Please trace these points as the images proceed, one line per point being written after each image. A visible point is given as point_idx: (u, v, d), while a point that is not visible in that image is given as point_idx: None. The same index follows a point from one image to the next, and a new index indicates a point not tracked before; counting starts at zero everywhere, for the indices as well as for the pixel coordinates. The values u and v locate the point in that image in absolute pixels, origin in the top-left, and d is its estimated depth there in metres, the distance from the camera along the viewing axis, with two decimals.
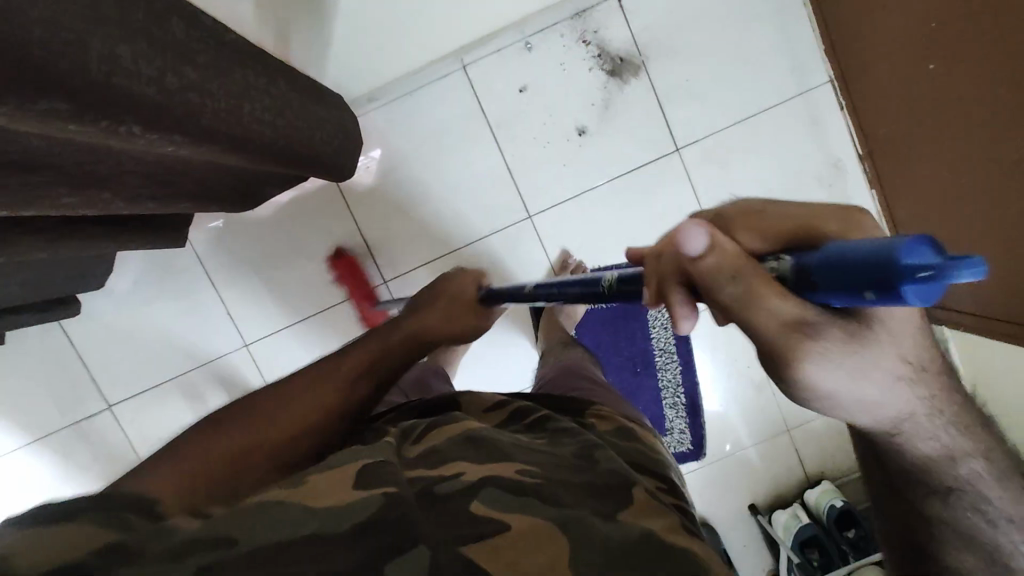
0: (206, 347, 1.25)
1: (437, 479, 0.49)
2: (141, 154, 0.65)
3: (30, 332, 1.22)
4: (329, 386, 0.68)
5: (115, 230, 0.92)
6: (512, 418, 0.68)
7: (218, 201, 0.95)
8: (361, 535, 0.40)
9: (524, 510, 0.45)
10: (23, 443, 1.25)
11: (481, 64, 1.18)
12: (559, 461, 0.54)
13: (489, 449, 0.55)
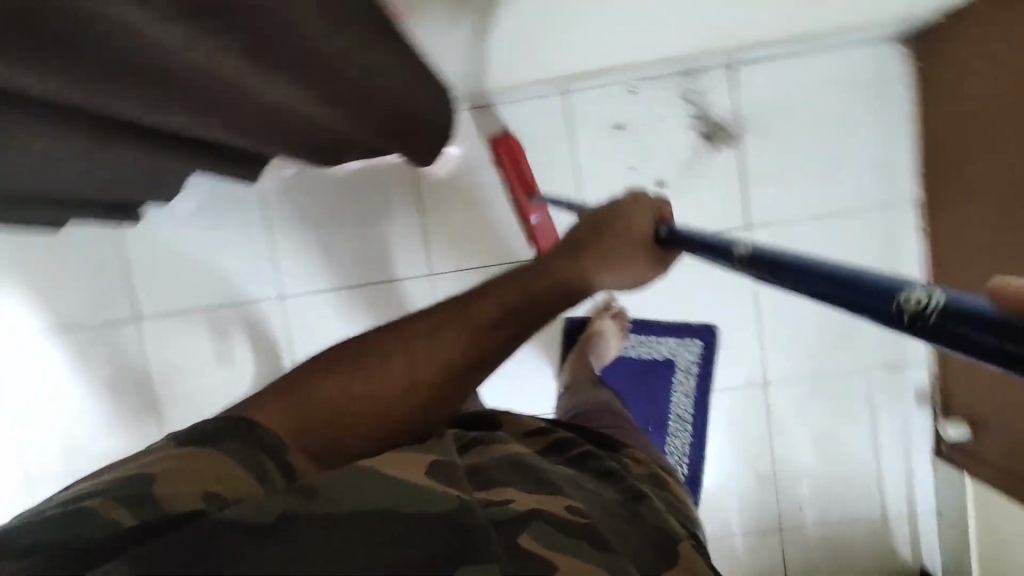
0: (243, 288, 1.27)
1: (487, 500, 0.52)
2: (262, 91, 0.67)
3: (85, 227, 1.24)
4: (457, 337, 0.63)
5: (201, 154, 0.95)
6: (553, 447, 0.69)
7: (304, 153, 0.97)
8: (437, 524, 0.45)
9: (572, 551, 0.47)
10: (44, 328, 1.27)
11: (583, 94, 1.20)
12: (603, 503, 0.58)
13: (536, 475, 0.59)
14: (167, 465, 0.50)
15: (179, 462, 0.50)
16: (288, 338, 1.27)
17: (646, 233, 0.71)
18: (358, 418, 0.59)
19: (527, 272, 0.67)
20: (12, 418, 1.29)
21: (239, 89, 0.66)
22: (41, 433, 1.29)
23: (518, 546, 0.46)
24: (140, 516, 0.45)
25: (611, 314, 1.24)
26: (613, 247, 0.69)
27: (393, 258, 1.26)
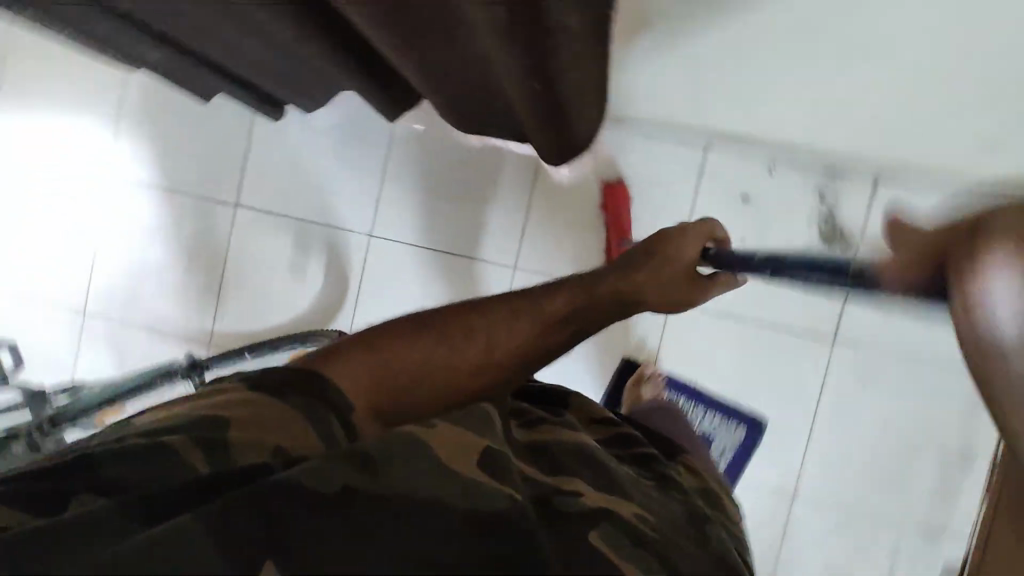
0: (339, 213, 1.30)
1: (557, 490, 0.51)
2: (477, 33, 0.70)
3: (224, 106, 1.30)
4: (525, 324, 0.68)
5: (370, 78, 0.99)
6: (618, 443, 0.68)
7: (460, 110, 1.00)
8: (483, 535, 0.43)
9: (639, 562, 0.46)
10: (153, 182, 1.33)
11: (721, 155, 1.20)
12: (666, 518, 0.54)
13: (602, 472, 0.56)
14: (242, 412, 0.51)
15: (250, 411, 0.51)
16: (361, 277, 1.30)
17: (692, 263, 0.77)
18: (422, 390, 0.62)
19: (592, 279, 0.73)
20: (89, 251, 1.35)
21: (460, 22, 0.69)
22: (108, 275, 1.34)
23: (584, 542, 0.45)
24: (214, 465, 0.47)
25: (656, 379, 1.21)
26: (673, 274, 0.75)
27: (485, 237, 1.28)
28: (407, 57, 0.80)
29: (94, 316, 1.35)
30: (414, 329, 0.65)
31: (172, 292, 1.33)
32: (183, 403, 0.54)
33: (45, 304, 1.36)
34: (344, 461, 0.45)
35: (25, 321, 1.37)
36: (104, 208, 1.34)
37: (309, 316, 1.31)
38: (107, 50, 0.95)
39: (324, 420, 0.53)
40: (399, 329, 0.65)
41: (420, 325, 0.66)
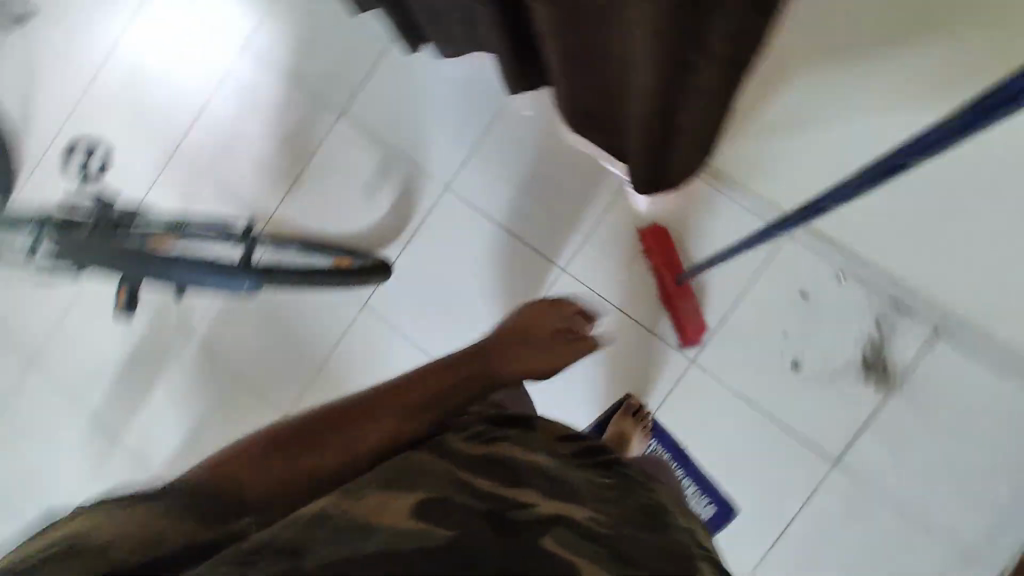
0: (429, 158, 1.36)
1: (512, 506, 0.55)
2: (634, 34, 0.73)
3: (372, 22, 1.37)
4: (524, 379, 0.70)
5: (513, 43, 1.03)
6: (584, 453, 0.73)
7: (577, 102, 1.04)
8: (432, 561, 0.46)
9: (590, 552, 0.51)
10: (281, 64, 1.42)
11: (799, 247, 1.19)
12: (618, 514, 0.60)
13: (558, 485, 0.61)
14: (132, 523, 0.53)
15: (138, 519, 0.54)
16: (421, 221, 1.35)
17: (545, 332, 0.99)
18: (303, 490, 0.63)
19: (443, 369, 0.81)
20: (202, 101, 1.44)
21: (625, 16, 0.72)
22: (209, 124, 1.44)
23: (539, 545, 0.50)
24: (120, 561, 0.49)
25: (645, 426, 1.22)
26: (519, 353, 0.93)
27: (548, 234, 1.31)
28: (559, 35, 0.84)
29: (182, 155, 1.45)
30: (259, 455, 0.64)
31: (255, 164, 1.42)
32: (41, 538, 0.54)
33: (146, 131, 1.46)
34: (279, 553, 0.47)
35: (124, 133, 1.48)
36: (232, 66, 1.44)
37: (361, 236, 1.37)
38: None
39: (208, 516, 0.56)
40: (230, 462, 0.63)
41: (272, 446, 0.65)
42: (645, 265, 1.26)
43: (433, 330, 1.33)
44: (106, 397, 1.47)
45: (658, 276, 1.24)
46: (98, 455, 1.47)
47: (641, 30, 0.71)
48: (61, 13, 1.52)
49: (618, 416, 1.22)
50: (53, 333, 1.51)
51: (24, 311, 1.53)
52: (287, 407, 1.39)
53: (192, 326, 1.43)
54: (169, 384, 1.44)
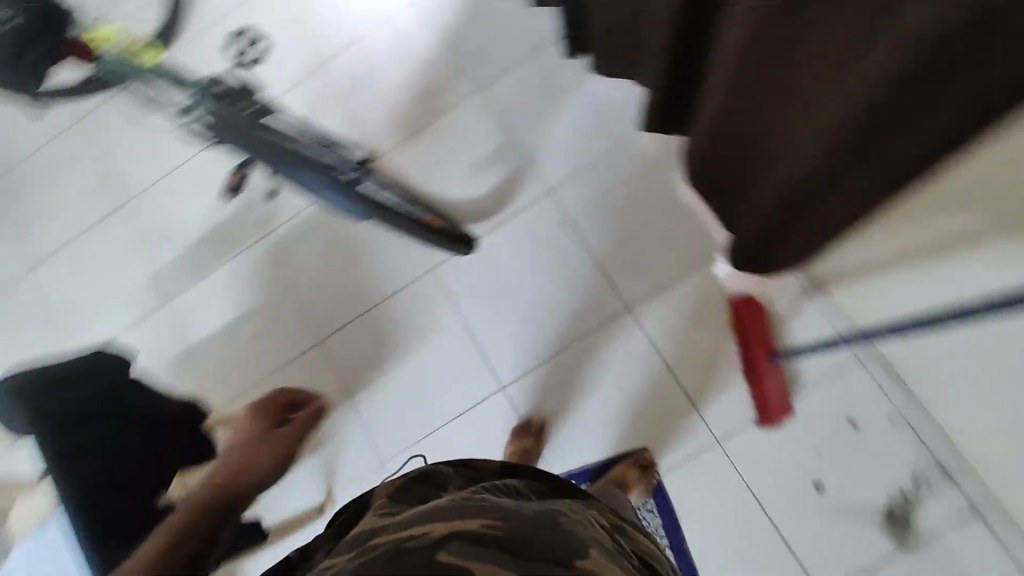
0: (544, 157, 1.39)
1: (409, 540, 0.63)
2: (806, 131, 0.75)
3: (543, 16, 1.43)
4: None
5: (676, 83, 1.05)
6: (493, 488, 0.80)
7: (714, 160, 1.05)
8: None
9: (475, 558, 0.60)
10: (446, 26, 1.48)
11: (867, 378, 1.17)
12: (519, 516, 0.68)
13: (458, 507, 0.69)
14: None
15: None
16: (514, 212, 1.38)
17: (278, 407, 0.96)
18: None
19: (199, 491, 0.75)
20: (362, 32, 1.52)
21: (804, 112, 0.74)
22: (360, 53, 1.52)
23: (436, 563, 0.58)
24: None
25: (644, 479, 1.22)
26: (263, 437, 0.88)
27: (627, 269, 1.33)
28: (727, 100, 0.86)
29: (327, 72, 1.53)
30: None
31: (386, 106, 1.48)
32: None
33: (304, 41, 1.55)
34: None
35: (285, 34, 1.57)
36: (401, 10, 1.51)
37: (454, 205, 1.41)
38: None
39: None
40: None
41: None
42: (732, 330, 1.26)
43: (485, 315, 1.36)
44: (175, 259, 1.56)
45: (744, 347, 1.22)
46: (148, 307, 1.55)
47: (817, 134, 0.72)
48: None
49: (620, 463, 1.24)
50: (153, 185, 1.61)
51: (137, 156, 1.64)
52: (327, 332, 1.44)
53: (272, 227, 1.50)
54: (233, 269, 1.52)
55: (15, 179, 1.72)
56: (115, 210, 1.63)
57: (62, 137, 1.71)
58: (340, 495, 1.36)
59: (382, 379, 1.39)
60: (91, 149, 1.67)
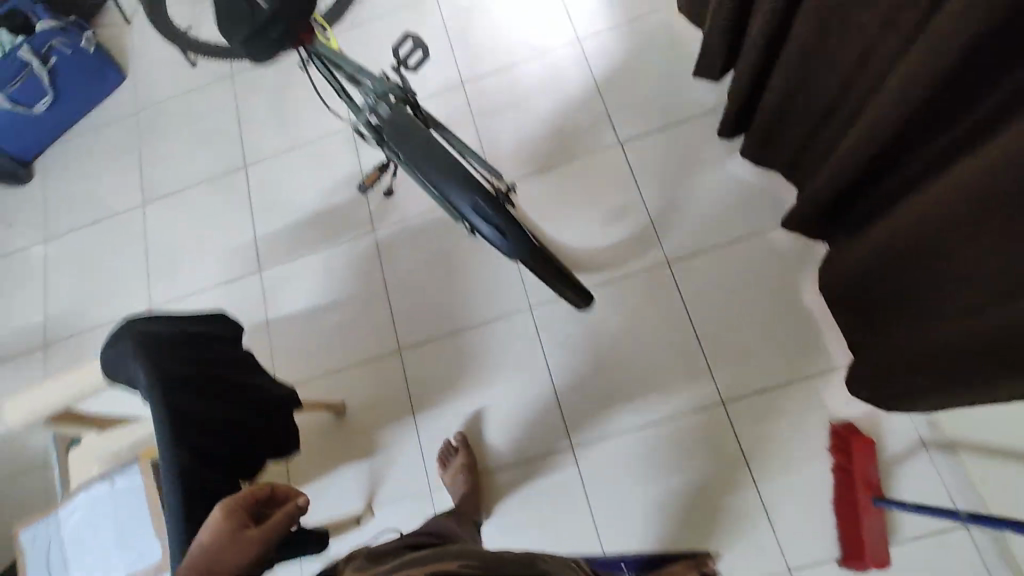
0: (666, 224, 1.36)
1: None
2: (964, 308, 0.78)
3: (697, 86, 1.43)
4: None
5: (849, 190, 1.01)
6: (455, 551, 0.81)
7: (876, 277, 0.98)
8: None
9: None
10: (599, 79, 1.50)
11: (970, 549, 1.07)
12: (490, 556, 0.71)
13: (430, 557, 0.71)
14: None
15: None
16: (624, 271, 1.35)
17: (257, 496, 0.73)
18: None
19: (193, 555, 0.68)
20: (517, 65, 1.57)
21: (969, 296, 0.77)
22: (508, 83, 1.56)
23: None
24: None
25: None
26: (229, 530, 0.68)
27: (729, 362, 1.24)
28: (897, 246, 0.89)
29: (470, 92, 1.58)
30: None
31: (522, 139, 1.51)
32: None
33: (458, 61, 1.61)
34: None
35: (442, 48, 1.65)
36: (558, 54, 1.55)
37: (564, 248, 1.39)
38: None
39: None
40: None
41: None
42: (830, 461, 1.15)
43: (571, 365, 1.32)
44: (278, 230, 1.59)
45: (846, 484, 1.12)
46: (240, 270, 1.58)
47: (966, 319, 0.77)
48: None
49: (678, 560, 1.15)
50: (278, 157, 1.66)
51: (270, 126, 1.70)
52: (405, 342, 1.41)
53: (380, 223, 1.51)
54: (330, 254, 1.53)
55: (151, 119, 1.80)
56: (235, 171, 1.68)
57: (206, 92, 1.79)
58: (378, 508, 1.32)
59: (450, 402, 1.35)
60: (230, 109, 1.75)
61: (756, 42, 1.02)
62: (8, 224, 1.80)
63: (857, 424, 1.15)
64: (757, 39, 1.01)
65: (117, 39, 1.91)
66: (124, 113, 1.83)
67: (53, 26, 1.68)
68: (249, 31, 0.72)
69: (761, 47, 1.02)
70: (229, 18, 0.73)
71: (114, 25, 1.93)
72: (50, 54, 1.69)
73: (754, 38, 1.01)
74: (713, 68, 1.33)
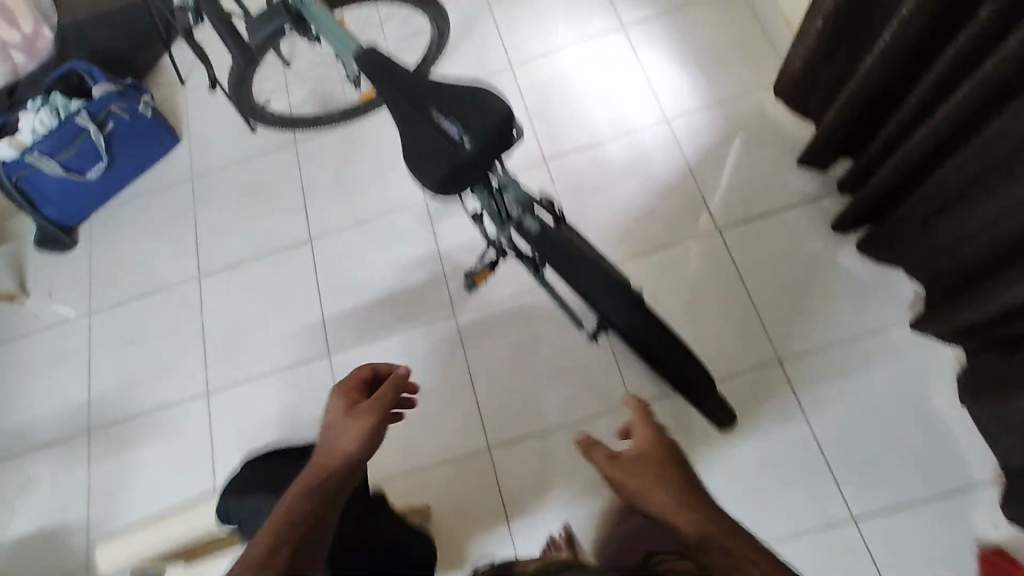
0: (774, 319, 1.30)
1: None
2: None
3: (800, 171, 1.39)
4: (692, 511, 0.68)
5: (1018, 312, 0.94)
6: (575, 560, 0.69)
7: None
8: None
9: None
10: (691, 160, 1.46)
11: None
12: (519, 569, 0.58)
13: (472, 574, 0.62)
14: None
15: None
16: (733, 370, 1.28)
17: (365, 377, 0.84)
18: (289, 517, 0.67)
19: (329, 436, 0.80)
20: (602, 143, 1.53)
21: None
22: (593, 161, 1.51)
23: None
24: None
25: None
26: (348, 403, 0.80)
27: (855, 470, 1.16)
28: None
29: (553, 169, 1.53)
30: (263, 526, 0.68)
31: (611, 221, 1.45)
32: None
33: (540, 137, 1.56)
34: None
35: (521, 123, 1.61)
36: (646, 134, 1.51)
37: None
38: (877, 92, 1.03)
39: None
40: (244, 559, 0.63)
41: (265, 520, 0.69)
42: None
43: None
44: (348, 311, 1.50)
45: None
46: (307, 352, 1.49)
47: None
48: (536, 8, 1.71)
49: None
50: (348, 231, 1.59)
51: (337, 198, 1.63)
52: (495, 439, 1.32)
53: (462, 307, 1.44)
54: (407, 338, 1.45)
55: (209, 187, 1.73)
56: (300, 245, 1.60)
57: (267, 159, 1.72)
58: None
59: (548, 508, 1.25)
60: (294, 178, 1.68)
61: (913, 148, 0.96)
62: (49, 294, 1.70)
63: (1007, 549, 1.06)
64: (916, 145, 0.95)
65: (172, 101, 1.84)
66: (180, 180, 1.75)
67: (112, 90, 1.62)
68: (440, 168, 0.65)
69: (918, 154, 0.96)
70: (417, 159, 0.66)
71: (168, 85, 1.86)
72: (108, 119, 1.62)
73: (912, 144, 0.95)
74: (823, 158, 1.29)
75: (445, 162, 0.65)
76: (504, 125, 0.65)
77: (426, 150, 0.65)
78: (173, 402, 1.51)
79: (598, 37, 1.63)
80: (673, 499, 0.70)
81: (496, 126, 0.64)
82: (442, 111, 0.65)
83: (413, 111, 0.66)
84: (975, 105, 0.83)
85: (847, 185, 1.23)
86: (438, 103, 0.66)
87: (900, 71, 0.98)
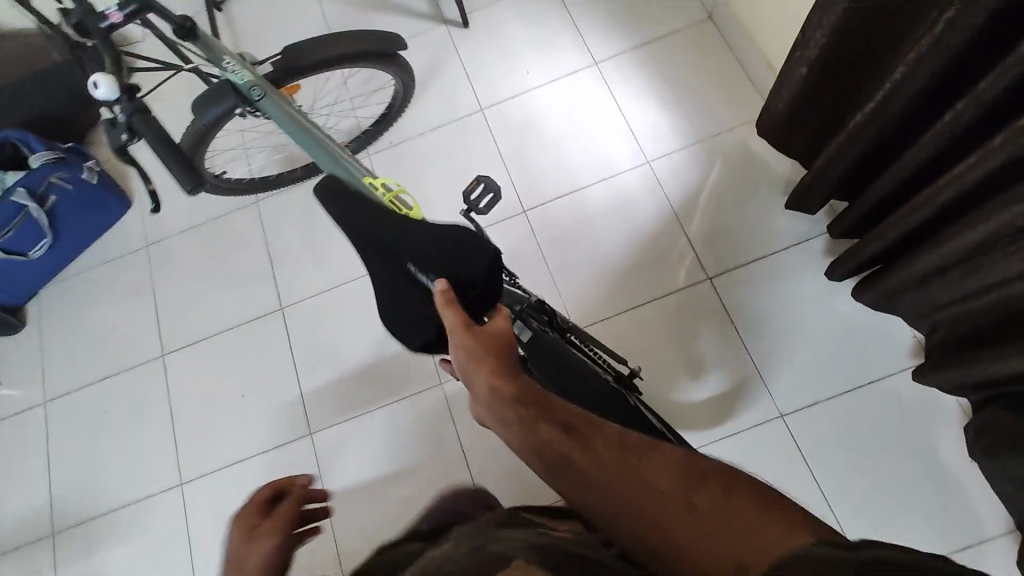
0: (774, 371, 1.26)
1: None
2: None
3: (789, 212, 1.34)
4: (515, 381, 0.68)
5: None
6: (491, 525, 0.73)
7: None
8: None
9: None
10: (673, 205, 1.41)
11: None
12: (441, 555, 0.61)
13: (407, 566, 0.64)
14: None
15: None
16: (736, 430, 1.23)
17: (261, 500, 0.73)
18: None
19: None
20: (580, 188, 1.46)
21: None
22: (574, 209, 1.45)
23: None
24: None
25: None
26: (248, 529, 0.68)
27: (867, 529, 1.13)
28: None
29: (533, 219, 1.46)
30: None
31: (598, 272, 1.39)
32: None
33: (517, 185, 1.50)
34: None
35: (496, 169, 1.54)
36: (624, 176, 1.46)
37: (663, 400, 1.28)
38: (869, 147, 0.99)
39: None
40: None
41: None
42: None
43: None
44: (328, 384, 1.42)
45: None
46: (285, 433, 1.39)
47: None
48: (503, 46, 1.64)
49: None
50: (320, 296, 1.50)
51: (307, 261, 1.54)
52: None
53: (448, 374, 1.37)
54: (392, 411, 1.37)
55: (166, 255, 1.61)
56: (271, 313, 1.51)
57: (227, 220, 1.61)
58: None
59: None
60: (259, 241, 1.58)
61: (915, 209, 0.92)
62: None
63: None
64: (920, 209, 0.90)
65: (121, 161, 1.72)
66: (135, 248, 1.64)
67: (51, 160, 1.45)
68: (428, 322, 0.75)
69: (921, 217, 0.91)
70: (408, 321, 0.78)
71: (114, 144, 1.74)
72: (48, 192, 1.48)
73: (915, 206, 0.91)
74: (812, 201, 1.24)
75: (432, 313, 0.76)
76: (484, 277, 0.76)
77: (417, 309, 0.77)
78: (143, 496, 1.41)
79: (570, 76, 1.57)
80: (504, 375, 0.68)
81: (481, 273, 0.76)
82: (427, 269, 0.77)
83: (402, 271, 0.77)
84: (984, 177, 0.78)
85: (840, 233, 1.19)
86: (422, 260, 0.77)
87: (895, 127, 0.93)
